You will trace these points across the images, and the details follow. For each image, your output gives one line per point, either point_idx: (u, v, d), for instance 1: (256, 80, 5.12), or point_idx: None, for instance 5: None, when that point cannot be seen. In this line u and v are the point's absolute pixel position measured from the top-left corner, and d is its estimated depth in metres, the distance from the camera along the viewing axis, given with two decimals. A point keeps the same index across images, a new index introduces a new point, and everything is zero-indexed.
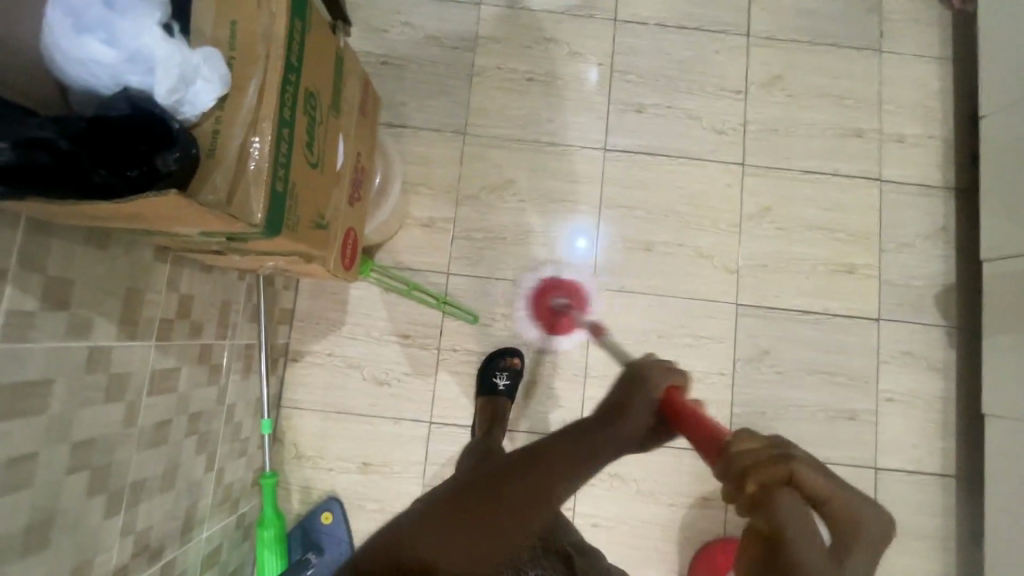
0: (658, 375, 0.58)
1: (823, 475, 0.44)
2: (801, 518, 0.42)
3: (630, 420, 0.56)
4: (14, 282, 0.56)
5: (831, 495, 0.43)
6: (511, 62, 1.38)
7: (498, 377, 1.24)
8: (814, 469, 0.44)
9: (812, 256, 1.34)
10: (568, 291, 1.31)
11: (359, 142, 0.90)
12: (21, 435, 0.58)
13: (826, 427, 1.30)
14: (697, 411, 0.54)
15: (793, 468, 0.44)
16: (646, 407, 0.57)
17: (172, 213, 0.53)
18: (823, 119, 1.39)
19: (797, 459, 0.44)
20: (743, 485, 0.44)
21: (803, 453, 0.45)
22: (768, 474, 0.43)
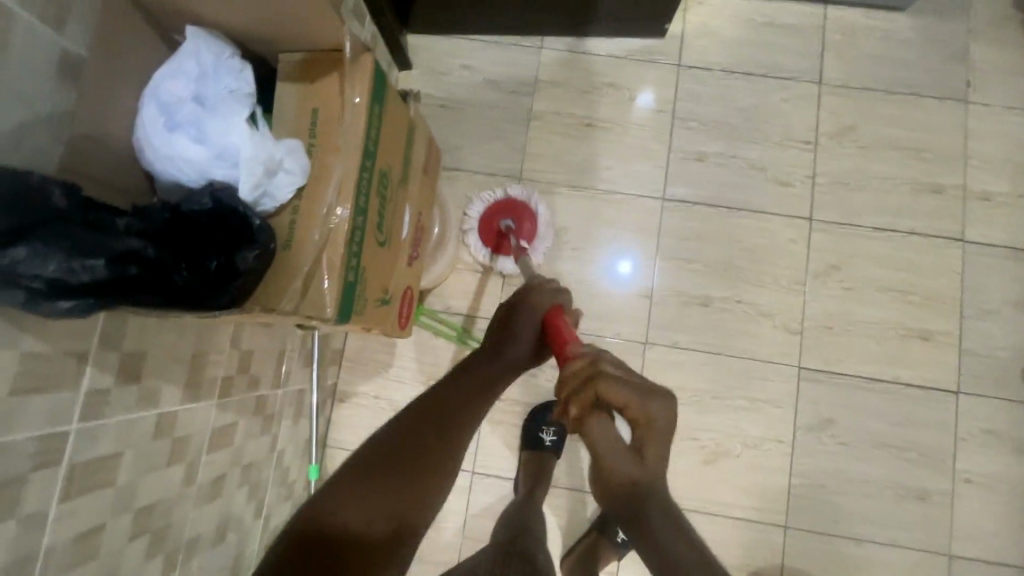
0: (541, 299, 0.80)
1: (624, 385, 0.56)
2: (603, 428, 0.55)
3: (517, 345, 0.76)
4: (94, 363, 0.57)
5: (632, 402, 0.55)
6: (569, 106, 1.36)
7: (544, 432, 1.21)
8: (617, 382, 0.57)
9: (883, 319, 1.26)
10: (516, 214, 1.25)
11: (422, 200, 0.90)
12: (91, 507, 0.59)
13: (893, 505, 1.20)
14: (563, 325, 0.75)
15: (597, 378, 0.58)
16: (527, 329, 0.77)
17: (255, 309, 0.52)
18: (899, 174, 1.31)
19: (601, 374, 0.58)
20: (562, 388, 0.61)
21: (613, 369, 0.59)
22: (576, 388, 0.59)
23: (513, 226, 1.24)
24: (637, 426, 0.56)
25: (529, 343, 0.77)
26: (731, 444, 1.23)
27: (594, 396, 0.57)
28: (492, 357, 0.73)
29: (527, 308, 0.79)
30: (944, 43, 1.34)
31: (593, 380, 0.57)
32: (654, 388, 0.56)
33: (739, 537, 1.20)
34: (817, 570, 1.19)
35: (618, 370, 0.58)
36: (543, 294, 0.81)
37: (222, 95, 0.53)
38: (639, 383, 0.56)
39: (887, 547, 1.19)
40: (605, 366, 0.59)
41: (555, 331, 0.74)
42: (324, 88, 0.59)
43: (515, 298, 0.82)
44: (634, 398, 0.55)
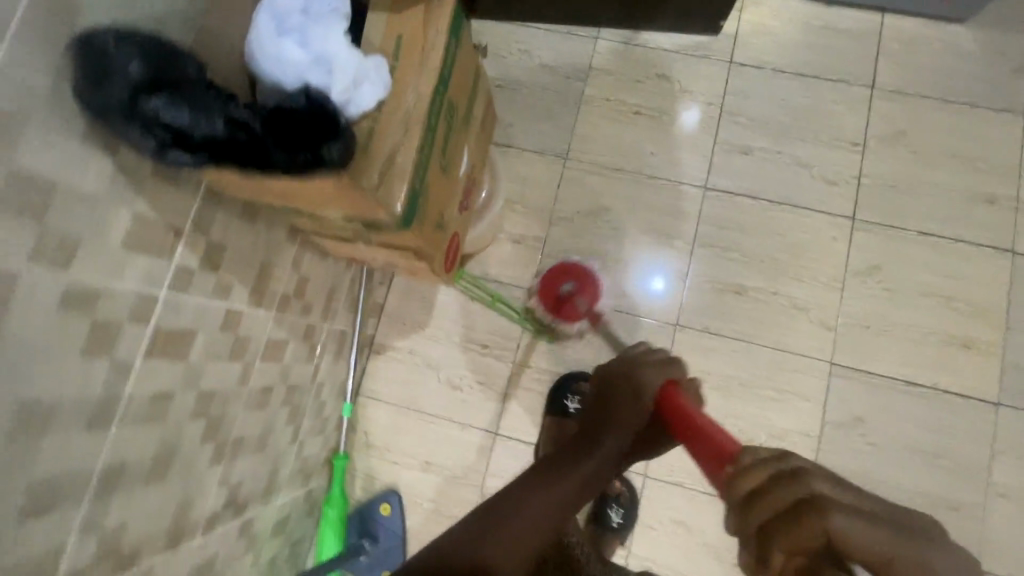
0: (653, 378, 0.77)
1: (863, 522, 0.47)
2: None
3: (631, 412, 0.77)
4: (186, 241, 0.64)
5: (876, 544, 0.46)
6: (620, 94, 1.41)
7: (570, 400, 1.23)
8: (845, 514, 0.47)
9: (923, 323, 1.24)
10: (576, 276, 1.30)
11: (477, 155, 0.97)
12: (166, 373, 0.66)
13: (920, 513, 1.17)
14: (690, 410, 0.71)
15: (820, 504, 0.47)
16: (637, 403, 0.77)
17: (342, 192, 0.59)
18: (949, 181, 1.30)
19: (818, 490, 0.49)
20: (752, 509, 0.51)
21: (829, 489, 0.49)
22: (783, 510, 0.49)
23: (575, 289, 1.29)
24: (875, 569, 0.47)
25: (644, 413, 0.76)
26: (756, 433, 1.23)
27: (823, 535, 0.46)
28: (603, 425, 0.77)
29: (635, 383, 0.78)
30: (1004, 56, 1.33)
31: (819, 508, 0.47)
32: (889, 526, 0.48)
33: None
34: None
35: (836, 493, 0.49)
36: (656, 369, 0.79)
37: (325, 12, 0.61)
38: (872, 516, 0.47)
39: None
40: (816, 484, 0.49)
41: (683, 414, 0.71)
42: (410, 17, 0.66)
43: (622, 375, 0.80)
44: (876, 542, 0.46)
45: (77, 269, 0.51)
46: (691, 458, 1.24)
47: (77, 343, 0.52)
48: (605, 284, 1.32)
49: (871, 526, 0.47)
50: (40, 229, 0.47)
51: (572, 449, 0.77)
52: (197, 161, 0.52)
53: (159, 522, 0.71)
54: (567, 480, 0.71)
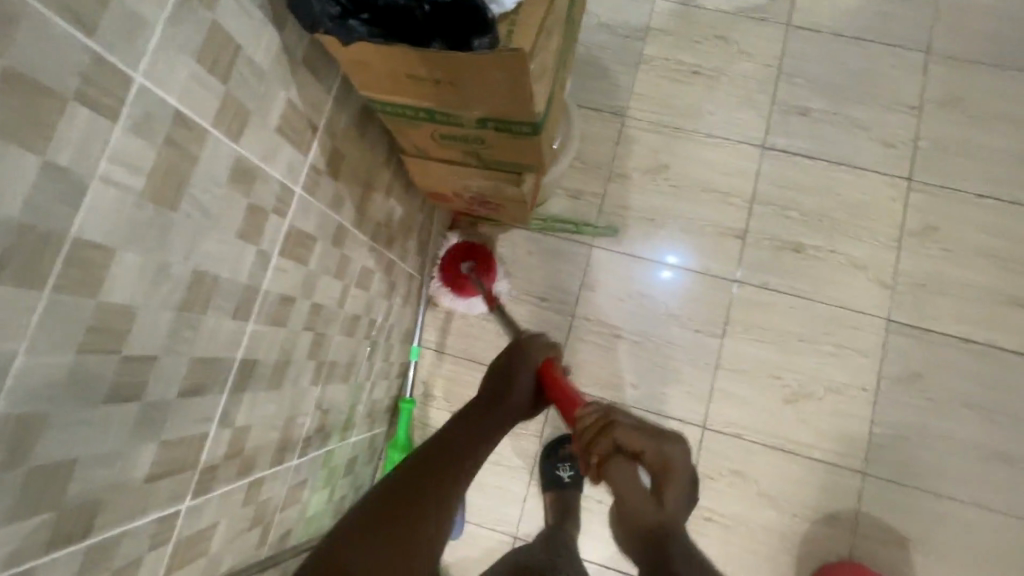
0: (537, 353, 0.89)
1: (638, 431, 0.72)
2: (626, 473, 0.70)
3: (517, 390, 0.86)
4: (319, 141, 0.64)
5: (640, 442, 0.71)
6: (677, 54, 1.42)
7: (562, 469, 1.22)
8: (631, 430, 0.72)
9: (980, 283, 1.26)
10: (477, 257, 1.27)
11: None
12: (292, 275, 0.65)
13: (978, 466, 1.19)
14: (560, 379, 0.84)
15: (613, 429, 0.72)
16: (526, 381, 0.87)
17: (494, 76, 0.56)
18: (1004, 145, 1.32)
19: (617, 424, 0.73)
20: (581, 440, 0.74)
21: (625, 418, 0.73)
22: (596, 442, 0.72)
23: (475, 268, 1.26)
24: (653, 461, 0.72)
25: (526, 391, 0.87)
26: (814, 387, 1.24)
27: (613, 443, 0.72)
28: (494, 404, 0.85)
29: (521, 362, 0.88)
30: None
31: (610, 430, 0.72)
32: (657, 434, 0.72)
33: (815, 478, 1.21)
34: (893, 520, 1.18)
35: (632, 419, 0.73)
36: (539, 347, 0.90)
37: None
38: (646, 429, 0.72)
39: (967, 506, 1.18)
40: (618, 416, 0.73)
41: (555, 386, 0.83)
42: None
43: (510, 352, 0.90)
44: (648, 445, 0.71)
45: (245, 140, 0.51)
46: (749, 412, 1.25)
47: (239, 219, 0.53)
48: (501, 287, 1.31)
49: (644, 435, 0.72)
50: (224, 90, 0.47)
51: (472, 427, 0.80)
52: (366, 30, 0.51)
53: (272, 430, 0.71)
54: (456, 448, 0.75)
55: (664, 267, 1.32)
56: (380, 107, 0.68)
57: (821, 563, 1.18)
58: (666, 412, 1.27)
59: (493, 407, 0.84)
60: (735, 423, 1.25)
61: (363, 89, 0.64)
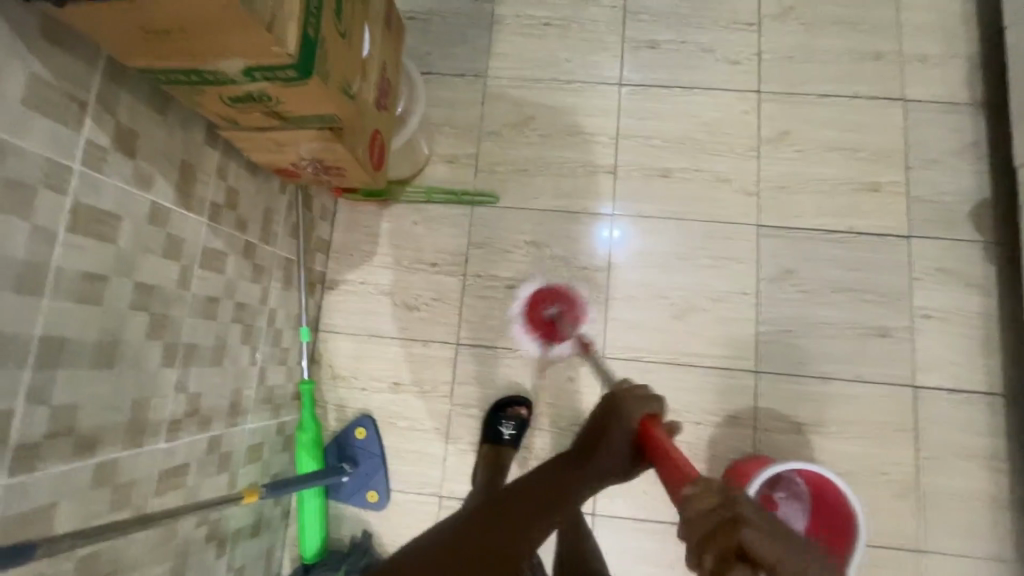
0: (636, 408, 0.78)
1: (774, 541, 0.52)
2: None
3: (606, 449, 0.78)
4: (93, 117, 0.65)
5: (770, 553, 0.52)
6: (528, 10, 1.46)
7: (503, 426, 1.25)
8: (763, 534, 0.53)
9: (835, 176, 1.34)
10: (559, 297, 1.32)
11: (387, 53, 0.99)
12: (94, 254, 0.67)
13: (858, 344, 1.26)
14: (669, 445, 0.71)
15: (738, 523, 0.54)
16: (616, 441, 0.78)
17: (232, 27, 0.59)
18: (840, 45, 1.40)
19: (745, 521, 0.54)
20: (692, 526, 0.56)
21: (751, 511, 0.55)
22: (719, 540, 0.54)
23: (560, 309, 1.32)
24: None
25: (619, 452, 0.78)
26: (700, 300, 1.30)
27: (738, 545, 0.53)
28: (585, 457, 0.79)
29: (616, 418, 0.78)
30: None
31: (731, 517, 0.54)
32: (798, 548, 0.53)
33: (714, 384, 1.27)
34: (789, 409, 1.25)
35: (755, 510, 0.55)
36: (637, 401, 0.78)
37: None
38: (781, 535, 0.53)
39: (853, 383, 1.25)
40: (743, 504, 0.55)
41: (656, 447, 0.72)
42: None
43: (605, 403, 0.81)
44: (781, 560, 0.52)
45: None
46: (644, 337, 1.30)
47: None
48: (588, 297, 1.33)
49: (778, 545, 0.52)
50: None
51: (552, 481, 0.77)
52: None
53: (113, 411, 0.72)
54: (557, 491, 0.76)
55: (604, 223, 1.35)
56: (158, 81, 0.70)
57: (731, 462, 1.23)
58: (569, 349, 1.31)
59: (578, 465, 0.78)
60: (633, 348, 1.29)
61: (125, 61, 0.65)
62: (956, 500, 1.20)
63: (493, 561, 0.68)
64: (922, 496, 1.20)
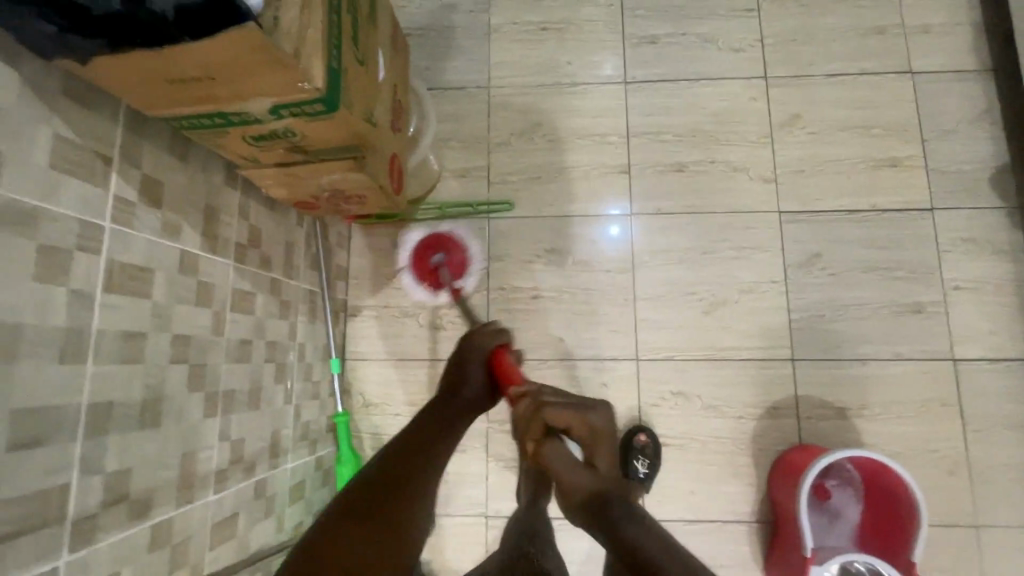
0: (486, 340, 0.79)
1: (565, 406, 0.63)
2: (556, 448, 0.59)
3: (468, 385, 0.76)
4: (119, 171, 0.63)
5: (562, 416, 0.62)
6: (524, 15, 1.44)
7: None
8: (558, 404, 0.63)
9: (850, 155, 1.33)
10: (444, 245, 1.27)
11: (397, 75, 0.98)
12: (132, 311, 0.65)
13: (892, 322, 1.25)
14: (512, 366, 0.76)
15: (540, 405, 0.64)
16: (478, 370, 0.77)
17: (260, 64, 0.58)
18: (842, 23, 1.39)
19: (545, 403, 0.64)
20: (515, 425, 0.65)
21: (552, 394, 0.65)
22: (531, 428, 0.63)
23: (444, 258, 1.26)
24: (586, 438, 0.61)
25: (479, 385, 0.77)
26: (728, 292, 1.29)
27: (543, 424, 0.63)
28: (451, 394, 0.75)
29: (468, 347, 0.79)
30: None
31: (536, 401, 0.64)
32: (591, 410, 0.63)
33: (751, 376, 1.25)
34: (830, 394, 1.23)
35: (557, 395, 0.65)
36: (485, 335, 0.79)
37: None
38: (576, 403, 0.63)
39: (891, 362, 1.23)
40: (545, 392, 0.66)
41: (504, 374, 0.75)
42: None
43: (458, 346, 0.80)
44: (574, 420, 0.62)
45: (9, 184, 0.50)
46: (675, 334, 1.28)
47: (27, 263, 0.52)
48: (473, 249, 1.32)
49: (570, 410, 0.62)
50: None
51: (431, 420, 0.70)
52: (96, 44, 0.52)
53: (162, 470, 0.70)
54: (433, 433, 0.68)
55: (610, 222, 1.34)
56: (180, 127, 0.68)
57: (777, 454, 1.21)
58: (600, 354, 1.29)
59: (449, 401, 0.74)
60: (665, 348, 1.28)
61: (145, 110, 0.63)
62: (1008, 471, 1.18)
63: (393, 522, 0.56)
64: (973, 471, 1.19)
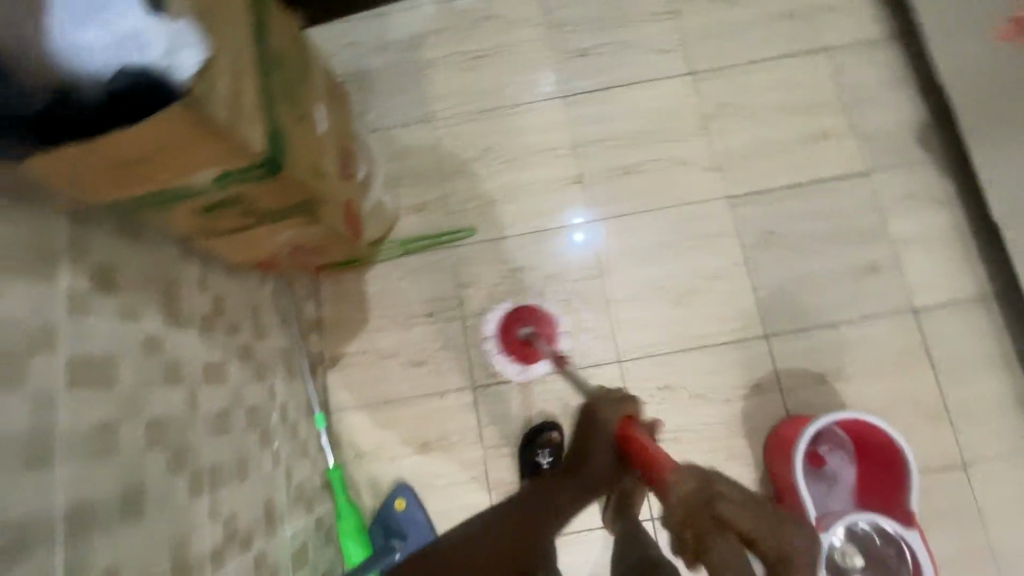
0: (638, 431, 0.95)
1: (745, 510, 0.67)
2: (728, 545, 0.65)
3: (606, 467, 0.90)
4: (66, 264, 0.62)
5: (747, 521, 0.66)
6: (456, 46, 1.48)
7: (541, 456, 1.23)
8: (737, 505, 0.67)
9: (785, 134, 1.39)
10: (530, 318, 1.32)
11: (338, 125, 1.00)
12: (99, 403, 0.63)
13: (852, 285, 1.30)
14: (656, 448, 0.86)
15: (715, 498, 0.69)
16: (604, 452, 1.02)
17: (198, 137, 0.60)
18: (753, 13, 1.47)
19: (720, 496, 0.69)
20: (676, 513, 0.72)
21: (732, 494, 0.69)
22: (699, 518, 0.69)
23: (531, 330, 1.31)
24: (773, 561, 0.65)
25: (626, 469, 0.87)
26: (695, 282, 1.32)
27: (714, 515, 0.68)
28: None
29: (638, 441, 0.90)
30: None
31: (711, 501, 0.69)
32: (768, 513, 0.67)
33: (731, 359, 1.28)
34: (807, 363, 1.27)
35: (735, 493, 0.69)
36: (676, 455, 0.81)
37: None
38: (755, 508, 0.67)
39: (858, 323, 1.28)
40: (721, 486, 0.70)
41: (644, 451, 0.87)
42: None
43: (608, 425, 1.02)
44: (758, 530, 0.65)
45: None
46: (652, 331, 1.30)
47: None
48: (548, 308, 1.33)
49: (754, 512, 0.66)
50: None
51: None
52: (30, 142, 0.53)
53: (155, 561, 0.67)
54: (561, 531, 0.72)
55: (574, 230, 1.36)
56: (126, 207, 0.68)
57: (770, 430, 1.24)
58: (584, 362, 1.31)
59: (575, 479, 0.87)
60: (645, 345, 1.30)
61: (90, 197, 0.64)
62: (983, 406, 1.23)
63: None
64: (953, 413, 1.23)
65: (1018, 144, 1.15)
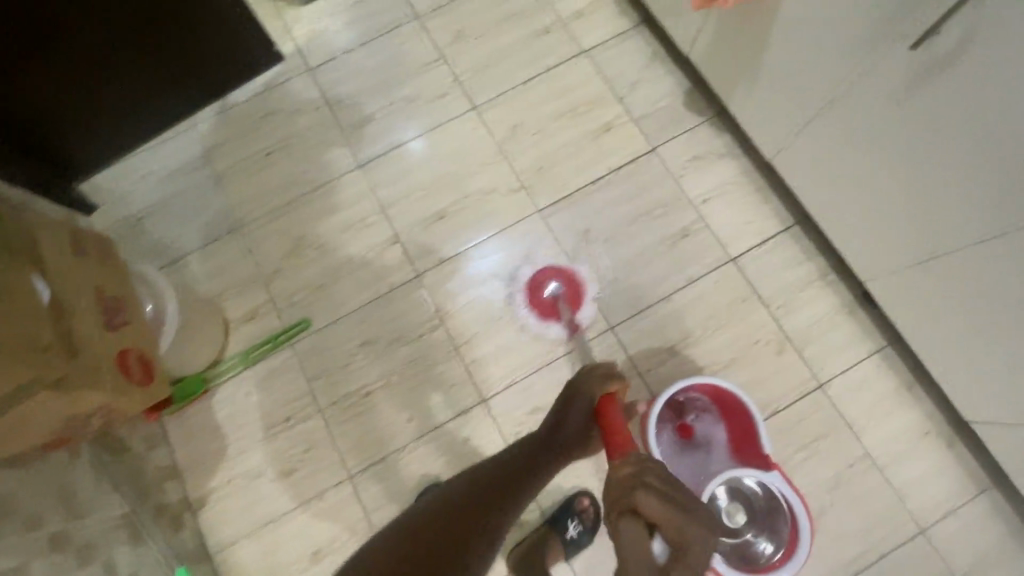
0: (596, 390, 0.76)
1: (665, 504, 0.55)
2: (636, 537, 0.54)
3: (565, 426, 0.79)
4: None
5: (665, 514, 0.55)
6: (244, 150, 1.48)
7: None
8: (657, 498, 0.56)
9: (571, 137, 1.46)
10: (561, 277, 1.36)
11: (90, 280, 0.96)
12: None
13: (672, 254, 1.36)
14: (614, 419, 0.71)
15: (637, 497, 0.57)
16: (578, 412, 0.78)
17: None
18: (512, 38, 1.55)
19: (642, 490, 0.57)
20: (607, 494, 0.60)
21: (657, 484, 0.58)
22: (620, 496, 0.59)
23: (559, 290, 1.36)
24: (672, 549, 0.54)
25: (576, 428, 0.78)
26: (533, 298, 1.35)
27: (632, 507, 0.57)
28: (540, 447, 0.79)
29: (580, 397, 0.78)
30: None
31: (634, 492, 0.57)
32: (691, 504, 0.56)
33: None
34: (655, 340, 1.31)
35: (661, 483, 0.58)
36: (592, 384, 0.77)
37: None
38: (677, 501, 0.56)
39: (688, 287, 1.34)
40: (650, 476, 0.59)
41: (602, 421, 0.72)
42: None
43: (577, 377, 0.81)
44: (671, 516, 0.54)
45: None
46: (506, 359, 1.31)
47: None
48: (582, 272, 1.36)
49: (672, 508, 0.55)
50: None
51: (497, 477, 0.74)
52: None
53: None
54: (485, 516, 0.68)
55: (484, 259, 1.38)
56: None
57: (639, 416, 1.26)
58: (451, 413, 1.29)
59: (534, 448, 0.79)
60: (504, 375, 1.31)
61: None
62: (818, 325, 1.30)
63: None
64: (796, 341, 1.29)
65: (751, 92, 1.26)
